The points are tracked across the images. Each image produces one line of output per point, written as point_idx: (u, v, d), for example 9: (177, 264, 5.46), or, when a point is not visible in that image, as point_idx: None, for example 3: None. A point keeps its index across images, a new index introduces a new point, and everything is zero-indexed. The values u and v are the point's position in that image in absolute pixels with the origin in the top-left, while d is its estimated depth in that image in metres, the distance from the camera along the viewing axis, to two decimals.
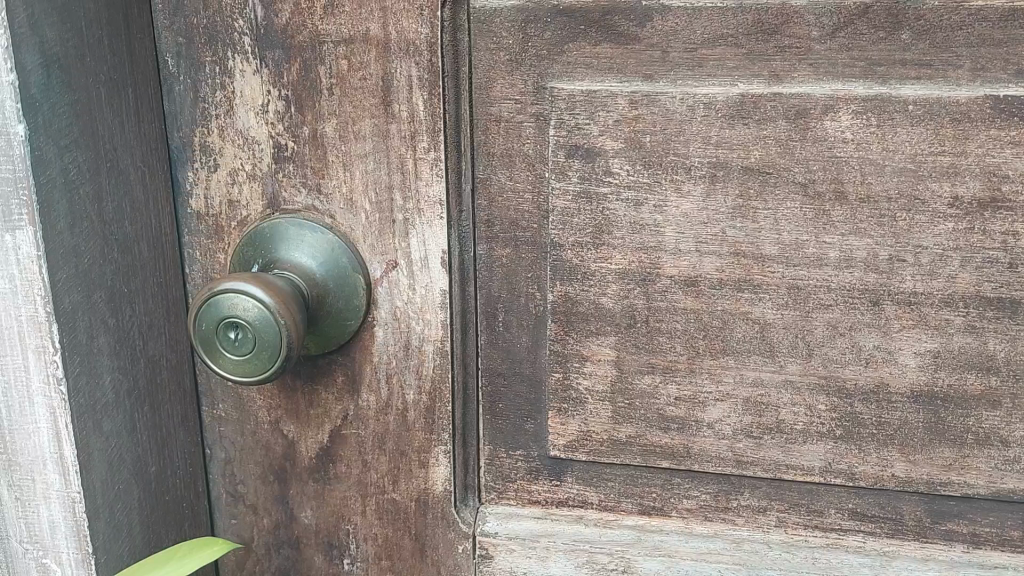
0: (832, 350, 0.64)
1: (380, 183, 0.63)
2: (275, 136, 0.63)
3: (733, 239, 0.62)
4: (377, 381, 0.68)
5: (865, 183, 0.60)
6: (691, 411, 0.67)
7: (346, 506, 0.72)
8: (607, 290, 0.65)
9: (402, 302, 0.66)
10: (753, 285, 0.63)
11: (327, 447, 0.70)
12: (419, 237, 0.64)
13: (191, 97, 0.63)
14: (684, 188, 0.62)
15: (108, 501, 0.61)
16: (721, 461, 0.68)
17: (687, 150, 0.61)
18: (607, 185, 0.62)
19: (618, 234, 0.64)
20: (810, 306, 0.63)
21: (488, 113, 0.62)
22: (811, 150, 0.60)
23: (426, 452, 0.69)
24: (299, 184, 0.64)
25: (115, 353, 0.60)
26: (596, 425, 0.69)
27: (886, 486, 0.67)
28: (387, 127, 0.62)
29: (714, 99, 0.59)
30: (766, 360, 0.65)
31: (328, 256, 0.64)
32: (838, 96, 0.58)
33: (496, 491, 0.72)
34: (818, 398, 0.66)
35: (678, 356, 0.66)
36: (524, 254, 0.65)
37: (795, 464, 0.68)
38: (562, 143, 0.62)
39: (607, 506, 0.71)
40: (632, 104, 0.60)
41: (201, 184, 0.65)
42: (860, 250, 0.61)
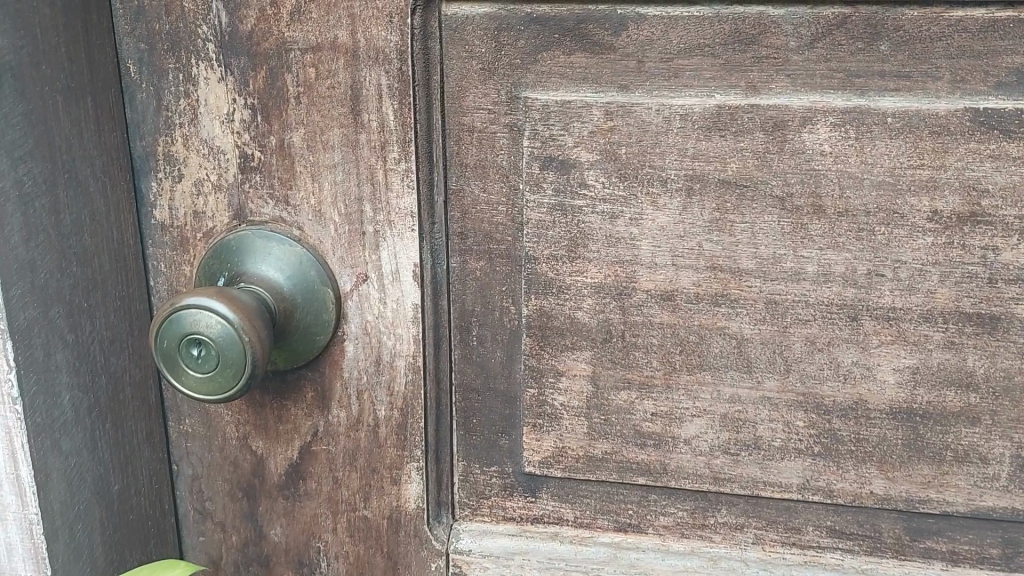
0: (811, 366, 0.63)
1: (350, 194, 0.62)
2: (241, 146, 0.61)
3: (710, 253, 0.61)
4: (348, 396, 0.66)
5: (843, 197, 0.59)
6: (667, 428, 0.66)
7: (317, 524, 0.70)
8: (582, 304, 0.64)
9: (372, 316, 0.64)
10: (730, 299, 0.62)
11: (297, 464, 0.68)
12: (390, 250, 0.63)
13: (155, 106, 0.61)
14: (661, 201, 0.61)
15: (69, 523, 0.59)
16: (698, 478, 0.67)
17: (663, 162, 0.60)
18: (582, 198, 0.61)
19: (593, 247, 0.62)
20: (788, 321, 0.62)
21: (461, 123, 0.61)
22: (788, 163, 0.59)
23: (399, 469, 0.68)
24: (266, 195, 0.63)
25: (74, 369, 0.58)
26: (571, 441, 0.67)
27: (865, 503, 0.66)
28: (356, 136, 0.60)
29: (690, 110, 0.58)
30: (743, 376, 0.64)
31: (296, 269, 0.62)
32: (817, 108, 0.57)
33: (470, 508, 0.71)
34: (796, 414, 0.65)
35: (654, 372, 0.65)
36: (498, 267, 0.64)
37: (773, 481, 0.67)
38: (536, 155, 0.60)
39: (583, 522, 0.70)
40: (607, 116, 0.59)
41: (165, 195, 0.63)
42: (838, 264, 0.60)
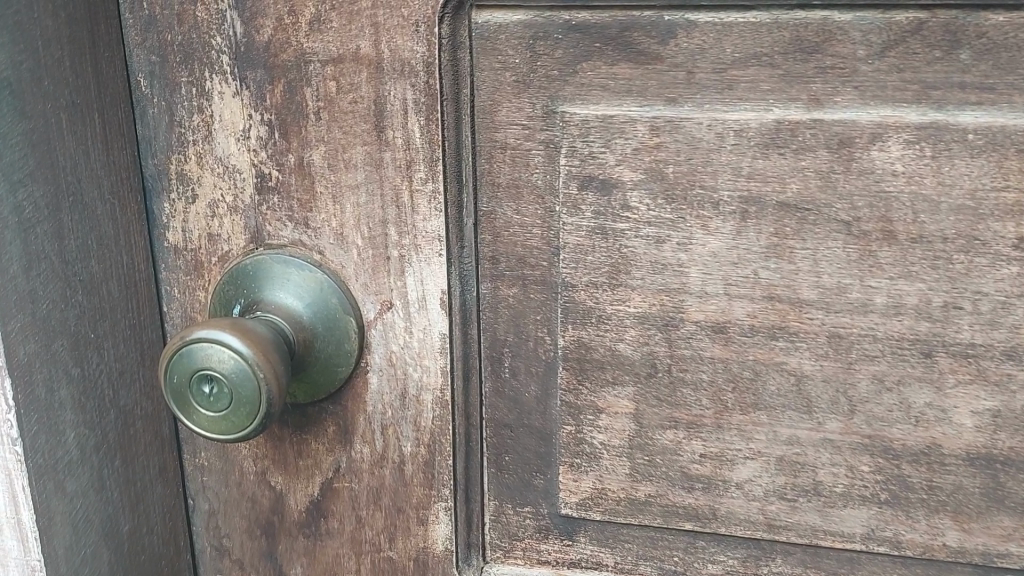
0: (878, 406, 0.57)
1: (374, 216, 0.57)
2: (257, 164, 0.57)
3: (768, 282, 0.56)
4: (372, 432, 0.62)
5: (916, 222, 0.53)
6: (718, 470, 0.61)
7: (339, 565, 0.66)
8: (625, 335, 0.58)
9: (398, 346, 0.60)
10: (788, 332, 0.57)
11: (318, 501, 0.64)
12: (416, 275, 0.58)
13: (167, 121, 0.57)
14: (712, 225, 0.55)
15: (75, 569, 0.55)
16: (752, 525, 0.62)
17: (716, 183, 0.54)
18: (625, 221, 0.56)
19: (637, 274, 0.57)
20: (853, 357, 0.56)
21: (493, 140, 0.56)
22: (856, 183, 0.53)
23: (425, 509, 0.64)
24: (284, 216, 0.58)
25: (80, 405, 0.54)
26: (612, 483, 0.62)
27: (936, 556, 0.60)
28: (380, 155, 0.56)
29: (746, 126, 0.53)
30: (803, 416, 0.58)
31: (316, 296, 0.58)
32: (888, 124, 0.51)
33: (502, 550, 0.66)
34: (860, 458, 0.59)
35: (704, 411, 0.59)
36: (532, 294, 0.59)
37: (834, 530, 0.61)
38: (574, 174, 0.55)
39: (624, 568, 0.65)
40: (653, 131, 0.54)
41: (178, 216, 0.60)
42: (911, 295, 0.54)
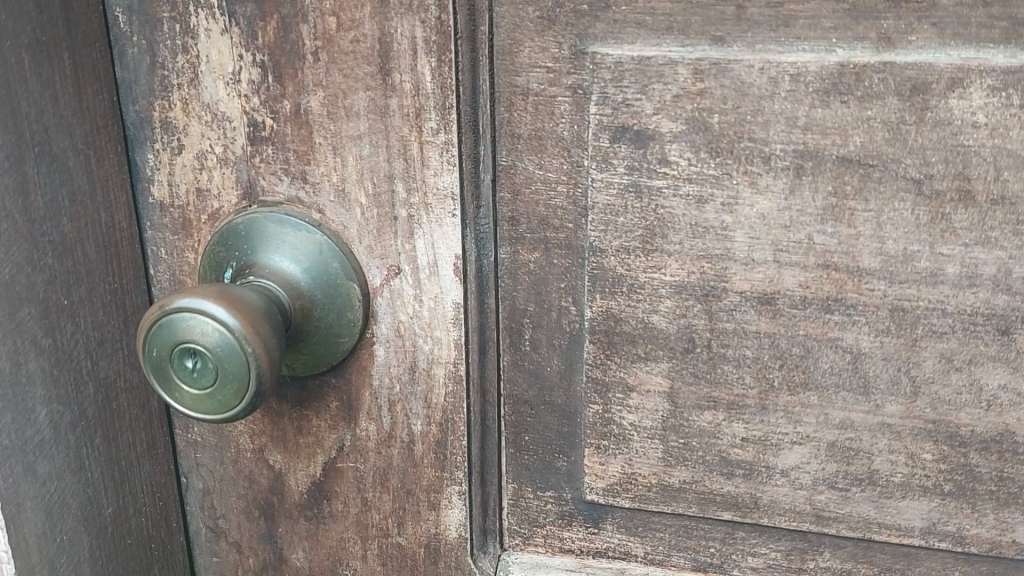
0: (944, 388, 0.51)
1: (379, 171, 0.51)
2: (249, 112, 0.51)
3: (824, 248, 0.49)
4: (378, 408, 0.57)
5: (999, 180, 0.46)
6: (761, 456, 0.55)
7: (344, 549, 0.62)
8: (659, 306, 0.52)
9: (406, 316, 0.54)
10: (845, 304, 0.50)
11: (321, 482, 0.60)
12: (426, 238, 0.52)
13: (148, 63, 0.51)
14: (761, 182, 0.48)
15: (50, 558, 0.50)
16: (797, 516, 0.56)
17: (768, 134, 0.47)
18: (661, 177, 0.49)
19: (674, 238, 0.51)
20: (918, 334, 0.50)
21: (513, 85, 0.49)
22: (929, 136, 0.46)
23: (437, 493, 0.59)
24: (280, 170, 0.52)
25: (52, 379, 0.49)
26: (642, 467, 0.57)
27: (1003, 553, 0.54)
28: (386, 102, 0.49)
29: (804, 69, 0.46)
30: (858, 398, 0.52)
31: (315, 260, 0.52)
32: (971, 66, 0.44)
33: (521, 536, 0.61)
34: (922, 446, 0.52)
35: (747, 389, 0.53)
36: (556, 260, 0.53)
37: (889, 524, 0.55)
38: (604, 124, 0.49)
39: (655, 559, 0.60)
40: (696, 75, 0.47)
41: (163, 169, 0.54)
42: (988, 264, 0.47)
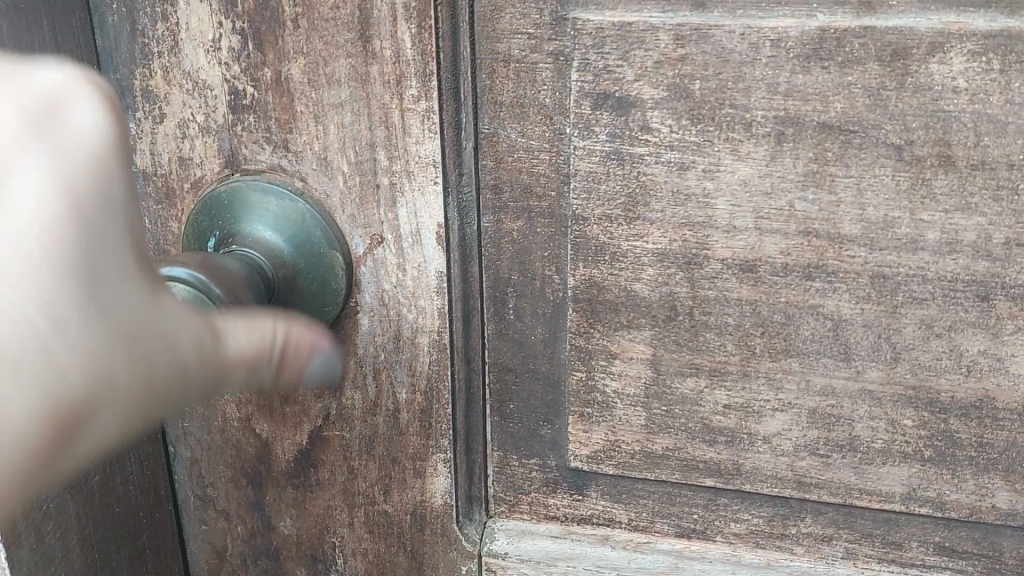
0: (924, 355, 0.51)
1: (361, 139, 0.51)
2: (230, 80, 0.51)
3: (804, 214, 0.49)
4: (363, 376, 0.57)
5: (980, 146, 0.46)
6: (743, 423, 0.55)
7: (331, 517, 0.62)
8: (642, 275, 0.53)
9: (389, 284, 0.54)
10: (825, 272, 0.50)
11: (307, 450, 0.60)
12: (409, 207, 0.52)
13: (129, 30, 0.51)
14: (743, 149, 0.48)
15: (36, 526, 0.50)
16: (779, 483, 0.56)
17: (748, 101, 0.47)
18: (643, 144, 0.49)
19: (656, 206, 0.51)
20: (898, 300, 0.50)
21: (495, 52, 0.49)
22: (910, 102, 0.46)
23: (422, 460, 0.59)
24: (262, 139, 0.52)
25: None
26: (625, 435, 0.57)
27: (982, 518, 0.54)
28: (367, 69, 0.49)
29: (784, 35, 0.46)
30: (839, 364, 0.52)
31: (298, 230, 0.53)
32: (952, 31, 0.44)
33: (506, 503, 0.62)
34: (903, 412, 0.53)
35: (729, 356, 0.53)
36: (539, 228, 0.53)
37: (870, 489, 0.55)
38: (586, 91, 0.49)
39: (639, 526, 0.60)
40: (677, 41, 0.47)
41: (145, 138, 0.54)
42: (967, 230, 0.48)
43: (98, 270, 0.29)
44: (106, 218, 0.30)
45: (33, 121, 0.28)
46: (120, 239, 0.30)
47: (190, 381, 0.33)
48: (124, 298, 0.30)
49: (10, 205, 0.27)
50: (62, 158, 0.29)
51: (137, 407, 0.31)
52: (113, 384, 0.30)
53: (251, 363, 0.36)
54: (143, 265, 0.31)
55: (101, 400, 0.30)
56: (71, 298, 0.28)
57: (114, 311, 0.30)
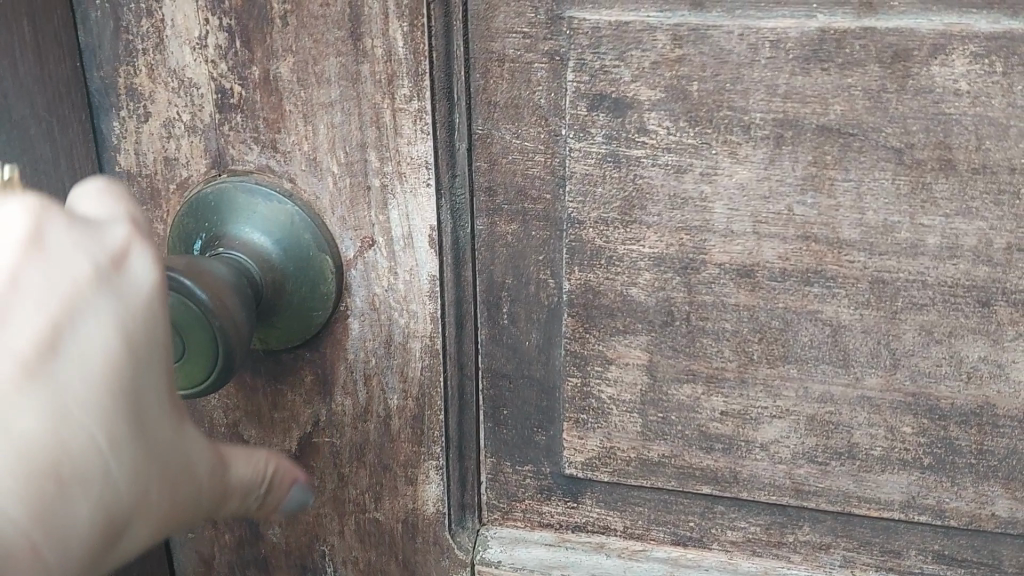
0: (924, 361, 0.50)
1: (351, 140, 0.50)
2: (217, 78, 0.50)
3: (803, 218, 0.48)
4: (354, 382, 0.56)
5: (981, 150, 0.45)
6: (740, 429, 0.54)
7: (321, 525, 0.61)
8: (638, 279, 0.52)
9: (380, 288, 0.53)
10: (825, 277, 0.49)
11: (296, 457, 0.59)
12: (401, 209, 0.51)
13: (113, 27, 0.50)
14: (741, 151, 0.47)
15: None
16: (776, 490, 0.55)
17: (747, 103, 0.46)
18: (640, 146, 0.49)
19: (653, 209, 0.50)
20: (898, 306, 0.49)
21: (489, 51, 0.48)
22: (911, 104, 0.45)
23: (414, 467, 0.58)
24: (250, 139, 0.51)
25: None
26: (621, 442, 0.56)
27: (982, 527, 0.54)
28: (357, 68, 0.48)
29: (784, 35, 0.45)
30: (838, 370, 0.51)
31: (287, 233, 0.52)
32: (953, 32, 0.43)
33: (500, 511, 0.61)
34: (902, 419, 0.52)
35: (726, 362, 0.53)
36: (534, 231, 0.52)
37: (869, 497, 0.54)
38: (582, 92, 0.48)
39: (635, 534, 0.59)
40: (675, 41, 0.46)
41: (129, 138, 0.53)
42: (968, 235, 0.47)
43: (148, 404, 0.32)
44: (159, 352, 0.33)
45: (100, 275, 0.31)
46: (167, 377, 0.33)
47: (199, 504, 0.37)
48: (161, 433, 0.33)
49: (84, 344, 0.30)
50: (122, 307, 0.32)
51: (157, 531, 0.34)
52: (147, 510, 0.33)
53: (245, 500, 0.40)
54: (177, 402, 0.35)
55: (130, 527, 0.32)
56: (126, 432, 0.31)
57: (160, 441, 0.33)
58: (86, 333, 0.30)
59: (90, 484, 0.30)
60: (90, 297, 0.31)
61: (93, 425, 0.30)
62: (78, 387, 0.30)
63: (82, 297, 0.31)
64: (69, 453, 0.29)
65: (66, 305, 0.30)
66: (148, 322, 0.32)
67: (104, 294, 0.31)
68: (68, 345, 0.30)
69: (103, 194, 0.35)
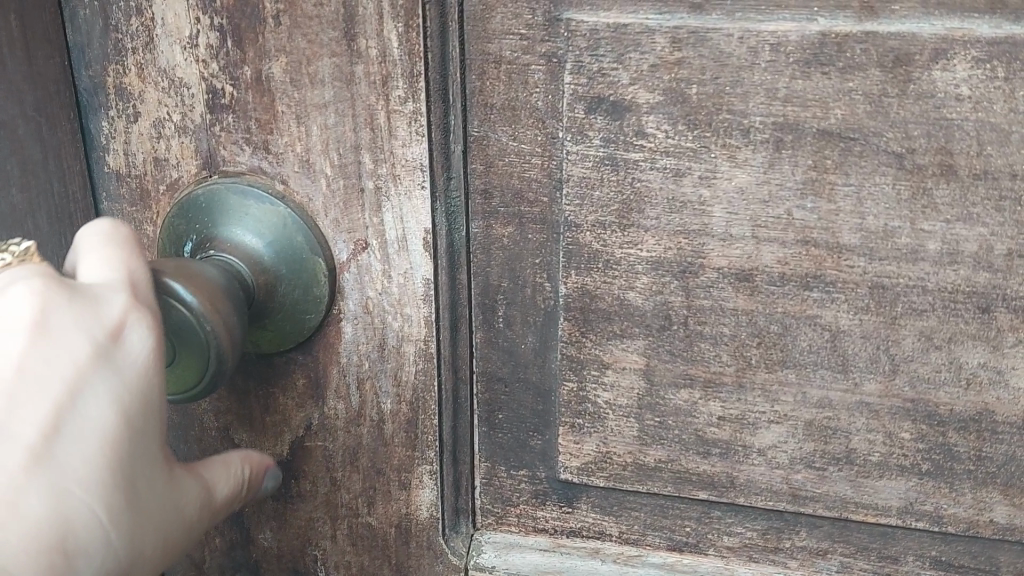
0: (923, 367, 0.50)
1: (345, 142, 0.49)
2: (208, 78, 0.49)
3: (803, 223, 0.48)
4: (347, 386, 0.55)
5: (982, 155, 0.44)
6: (737, 435, 0.54)
7: (314, 529, 0.60)
8: (636, 283, 0.51)
9: (374, 292, 0.53)
10: (824, 282, 0.49)
11: (288, 461, 0.58)
12: (395, 212, 0.51)
13: (102, 26, 0.49)
14: (740, 155, 0.47)
15: None
16: (774, 496, 0.55)
17: (746, 106, 0.46)
18: (638, 149, 0.48)
19: (651, 213, 0.49)
20: (898, 311, 0.49)
21: (486, 52, 0.48)
22: (912, 109, 0.44)
23: (408, 472, 0.57)
24: (241, 140, 0.50)
25: None
26: (617, 446, 0.56)
27: (979, 533, 0.53)
28: (351, 69, 0.48)
29: (784, 39, 0.44)
30: (837, 376, 0.51)
31: (279, 235, 0.51)
32: (955, 37, 0.43)
33: (494, 516, 0.60)
34: (901, 425, 0.51)
35: (724, 367, 0.52)
36: (530, 234, 0.52)
37: (866, 503, 0.54)
38: (579, 95, 0.47)
39: (630, 539, 0.59)
40: (674, 44, 0.45)
41: (119, 138, 0.52)
42: (969, 241, 0.46)
43: (139, 465, 0.39)
44: (150, 413, 0.39)
45: (102, 352, 0.38)
46: (159, 437, 0.40)
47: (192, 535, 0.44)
48: (156, 483, 0.40)
49: (84, 421, 0.37)
50: (120, 381, 0.38)
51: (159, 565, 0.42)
52: (144, 558, 0.40)
53: (231, 504, 0.47)
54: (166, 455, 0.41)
55: (149, 556, 0.40)
56: (118, 498, 0.38)
57: (148, 498, 0.40)
58: (84, 411, 0.37)
59: (112, 534, 0.37)
60: (89, 376, 0.37)
61: (92, 494, 0.37)
62: (82, 463, 0.36)
63: (83, 377, 0.37)
64: (72, 526, 0.36)
65: (71, 385, 0.37)
66: (139, 393, 0.39)
67: (102, 371, 0.37)
68: (70, 425, 0.36)
69: (105, 265, 0.41)
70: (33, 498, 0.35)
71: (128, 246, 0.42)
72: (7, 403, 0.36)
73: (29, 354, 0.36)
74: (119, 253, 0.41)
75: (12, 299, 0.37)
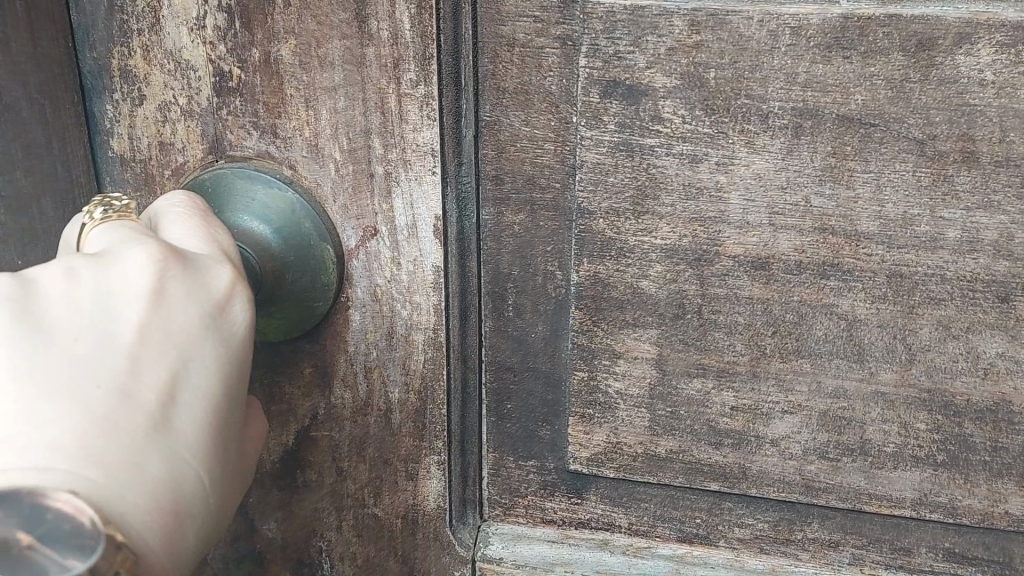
0: (940, 357, 0.49)
1: (355, 125, 0.48)
2: (215, 61, 0.48)
3: (821, 210, 0.47)
4: (354, 374, 0.54)
5: (1005, 142, 0.44)
6: (750, 425, 0.53)
7: (318, 520, 0.59)
8: (649, 271, 0.50)
9: (383, 279, 0.52)
10: (840, 270, 0.48)
11: (294, 451, 0.58)
12: (406, 198, 0.49)
13: (107, 6, 0.48)
14: (758, 142, 0.46)
15: None
16: (786, 487, 0.54)
17: (765, 91, 0.45)
18: (654, 135, 0.47)
19: (666, 199, 0.48)
20: (915, 301, 0.48)
21: (499, 35, 0.47)
22: (934, 94, 0.43)
23: (415, 462, 0.56)
24: (249, 124, 0.49)
25: None
26: (628, 436, 0.55)
27: (995, 525, 0.53)
28: (362, 51, 0.47)
29: (805, 22, 0.43)
30: (852, 366, 0.50)
31: (287, 220, 0.50)
32: (980, 21, 0.42)
33: (502, 507, 0.60)
34: (916, 415, 0.51)
35: (738, 356, 0.51)
36: (542, 221, 0.51)
37: (880, 494, 0.53)
38: (594, 79, 0.46)
39: (640, 530, 0.58)
40: (692, 27, 0.44)
41: (123, 122, 0.51)
42: (989, 229, 0.46)
43: (224, 437, 0.38)
44: (240, 388, 0.39)
45: (210, 324, 0.37)
46: (238, 410, 0.39)
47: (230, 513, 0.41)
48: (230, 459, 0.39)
49: (191, 391, 0.36)
50: (224, 354, 0.38)
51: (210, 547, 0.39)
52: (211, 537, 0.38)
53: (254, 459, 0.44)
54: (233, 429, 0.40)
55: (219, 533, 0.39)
56: (211, 468, 0.37)
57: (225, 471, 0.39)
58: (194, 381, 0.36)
59: (208, 506, 0.37)
60: (199, 346, 0.37)
61: (200, 464, 0.36)
62: (193, 432, 0.36)
63: (191, 347, 0.37)
64: (182, 494, 0.35)
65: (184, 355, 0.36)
66: (237, 366, 0.39)
67: (210, 343, 0.37)
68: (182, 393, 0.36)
69: (198, 236, 0.41)
70: (155, 462, 0.34)
71: (212, 220, 0.42)
72: (128, 368, 0.35)
73: (145, 322, 0.36)
74: (204, 226, 0.42)
75: (128, 265, 0.36)
